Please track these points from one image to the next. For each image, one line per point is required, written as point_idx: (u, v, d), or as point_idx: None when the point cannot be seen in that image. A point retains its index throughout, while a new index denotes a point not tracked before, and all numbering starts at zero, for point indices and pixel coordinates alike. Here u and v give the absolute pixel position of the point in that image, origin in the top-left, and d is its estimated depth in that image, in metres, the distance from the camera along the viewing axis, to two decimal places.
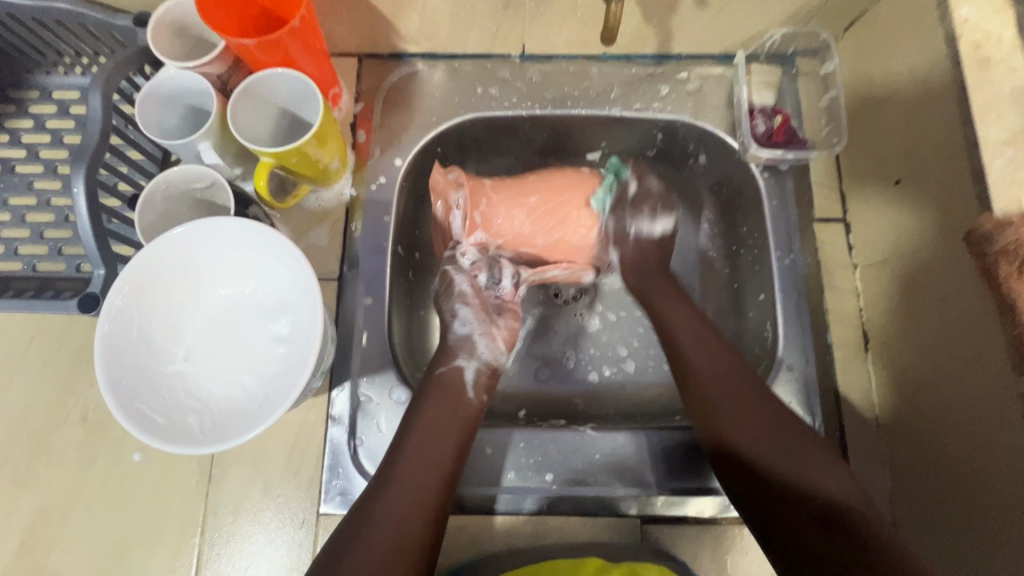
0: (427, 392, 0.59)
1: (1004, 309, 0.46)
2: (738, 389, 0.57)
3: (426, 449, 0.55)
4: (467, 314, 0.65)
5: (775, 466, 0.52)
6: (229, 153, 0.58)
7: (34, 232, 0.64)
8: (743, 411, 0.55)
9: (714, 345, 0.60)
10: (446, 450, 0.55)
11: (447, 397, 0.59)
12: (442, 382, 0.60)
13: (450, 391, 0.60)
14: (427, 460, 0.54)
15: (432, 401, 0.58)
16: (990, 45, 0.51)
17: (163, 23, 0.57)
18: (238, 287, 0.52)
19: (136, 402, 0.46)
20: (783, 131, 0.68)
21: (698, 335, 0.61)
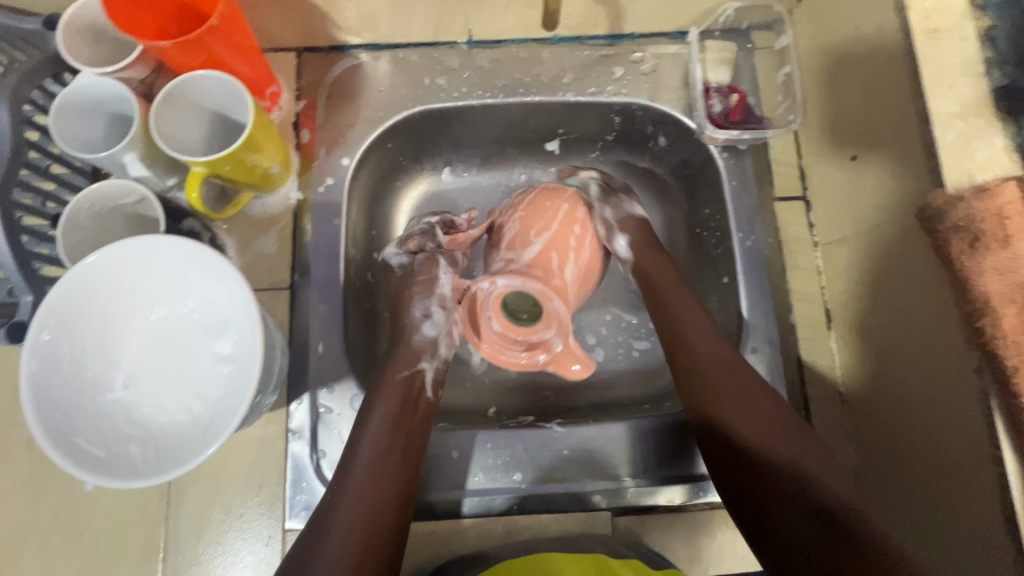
0: (383, 384, 0.57)
1: (956, 285, 0.46)
2: (740, 375, 0.57)
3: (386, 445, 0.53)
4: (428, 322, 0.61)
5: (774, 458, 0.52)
6: (162, 163, 0.55)
7: None
8: (748, 399, 0.56)
9: (715, 339, 0.60)
10: (390, 448, 0.53)
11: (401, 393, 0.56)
12: (399, 385, 0.57)
13: (407, 392, 0.57)
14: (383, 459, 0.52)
15: (387, 396, 0.56)
16: (940, 13, 0.50)
17: (72, 24, 0.53)
18: (175, 307, 0.49)
19: (71, 436, 0.43)
20: (740, 109, 0.67)
21: (704, 325, 0.61)
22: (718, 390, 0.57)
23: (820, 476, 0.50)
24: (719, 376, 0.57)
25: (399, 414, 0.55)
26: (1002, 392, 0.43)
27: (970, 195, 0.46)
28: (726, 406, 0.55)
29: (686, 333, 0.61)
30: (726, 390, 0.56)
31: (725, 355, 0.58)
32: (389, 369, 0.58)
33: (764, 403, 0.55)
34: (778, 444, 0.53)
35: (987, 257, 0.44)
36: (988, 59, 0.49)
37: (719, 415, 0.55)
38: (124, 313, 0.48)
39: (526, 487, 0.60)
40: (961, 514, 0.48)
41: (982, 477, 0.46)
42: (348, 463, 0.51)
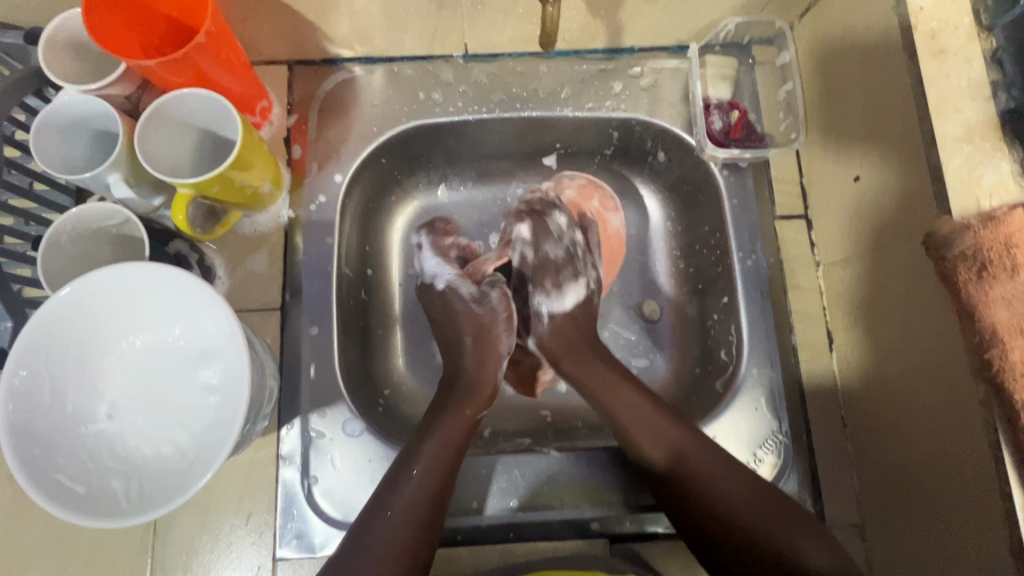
0: (442, 420, 0.57)
1: (963, 315, 0.45)
2: (642, 409, 0.56)
3: (428, 486, 0.52)
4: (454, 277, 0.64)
5: (718, 504, 0.52)
6: (148, 183, 0.53)
7: None
8: (700, 455, 0.54)
9: (631, 395, 0.57)
10: (433, 493, 0.52)
11: (455, 434, 0.56)
12: (458, 416, 0.57)
13: (462, 425, 0.57)
14: (421, 504, 0.51)
15: (441, 436, 0.55)
16: (946, 34, 0.49)
17: (54, 40, 0.51)
18: (160, 335, 0.48)
19: (51, 472, 0.42)
20: (740, 126, 0.66)
21: (619, 383, 0.58)
22: (624, 425, 0.56)
23: (759, 518, 0.50)
24: (678, 430, 0.55)
25: (464, 437, 0.56)
26: (1010, 426, 0.42)
27: (977, 223, 0.44)
28: (640, 439, 0.55)
29: (585, 371, 0.59)
30: (626, 412, 0.56)
31: (631, 398, 0.57)
32: (452, 405, 0.58)
33: (707, 464, 0.53)
34: (690, 460, 0.54)
35: (995, 288, 0.43)
36: (995, 81, 0.48)
37: (630, 440, 0.55)
38: (107, 342, 0.47)
39: (521, 514, 0.58)
40: (968, 559, 0.48)
41: (989, 515, 0.45)
42: (382, 505, 0.51)
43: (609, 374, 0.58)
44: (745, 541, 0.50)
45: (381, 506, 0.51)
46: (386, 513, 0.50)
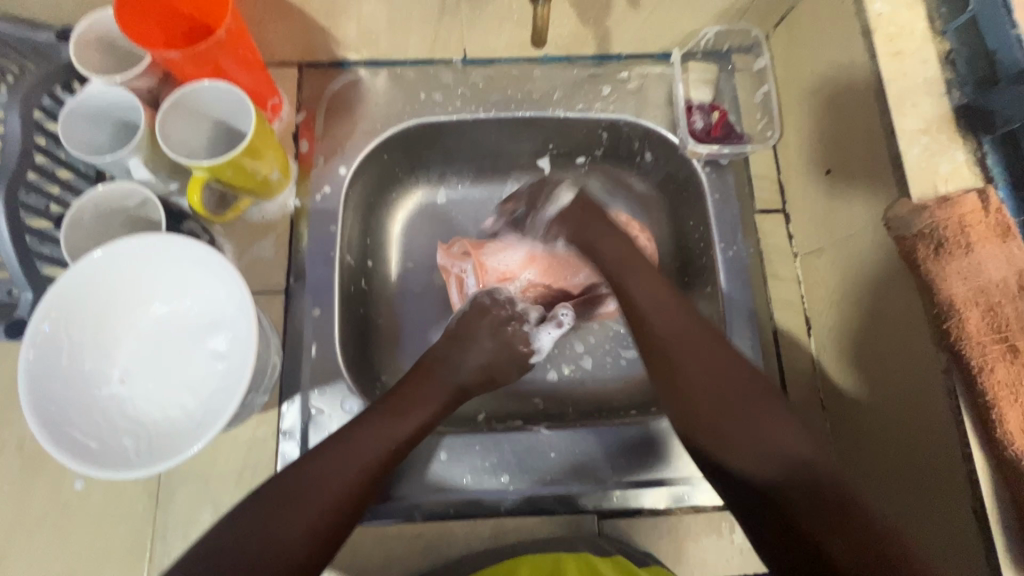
0: (426, 394, 0.58)
1: (925, 290, 0.48)
2: (716, 360, 0.54)
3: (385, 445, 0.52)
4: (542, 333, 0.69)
5: (732, 406, 0.51)
6: (164, 168, 0.57)
7: None
8: (734, 377, 0.53)
9: (657, 282, 0.60)
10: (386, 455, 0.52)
11: (432, 404, 0.58)
12: (442, 381, 0.60)
13: (450, 387, 0.60)
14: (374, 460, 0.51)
15: (417, 406, 0.57)
16: (903, 38, 0.54)
17: (86, 38, 0.55)
18: (173, 305, 0.51)
19: (65, 428, 0.44)
20: (721, 126, 0.71)
21: (662, 305, 0.58)
22: (675, 359, 0.55)
23: (775, 431, 0.49)
24: (697, 374, 0.53)
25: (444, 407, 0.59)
26: (971, 389, 0.46)
27: (934, 204, 0.48)
28: (691, 379, 0.53)
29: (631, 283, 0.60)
30: (692, 367, 0.54)
31: (710, 351, 0.55)
32: (439, 375, 0.60)
33: (717, 385, 0.52)
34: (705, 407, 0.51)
35: (950, 263, 0.47)
36: (949, 80, 0.53)
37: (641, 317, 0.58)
38: (124, 309, 0.50)
39: (512, 489, 0.60)
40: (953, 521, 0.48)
41: (953, 475, 0.48)
42: (327, 450, 0.50)
43: (657, 312, 0.58)
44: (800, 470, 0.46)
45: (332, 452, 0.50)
46: (325, 458, 0.49)
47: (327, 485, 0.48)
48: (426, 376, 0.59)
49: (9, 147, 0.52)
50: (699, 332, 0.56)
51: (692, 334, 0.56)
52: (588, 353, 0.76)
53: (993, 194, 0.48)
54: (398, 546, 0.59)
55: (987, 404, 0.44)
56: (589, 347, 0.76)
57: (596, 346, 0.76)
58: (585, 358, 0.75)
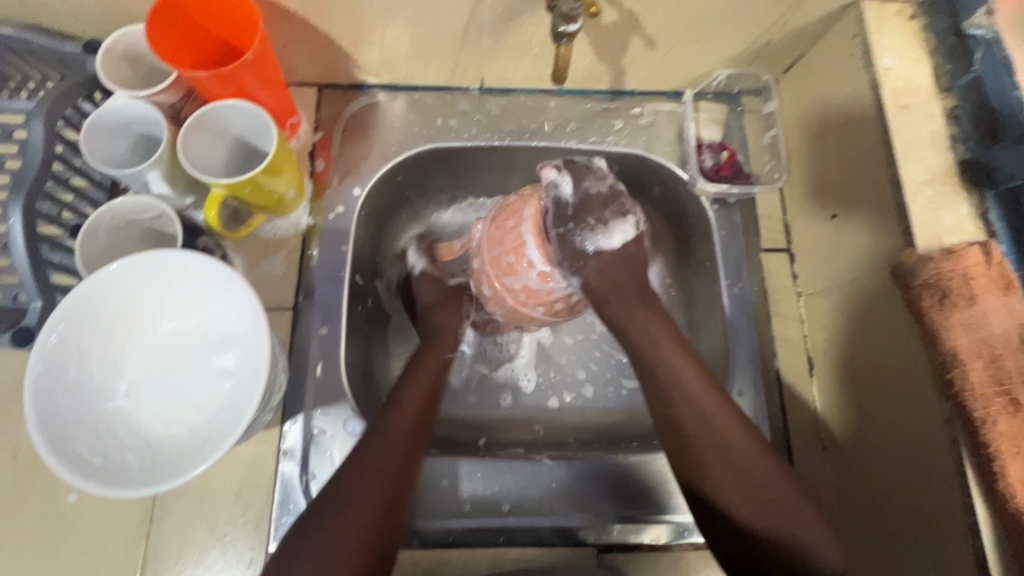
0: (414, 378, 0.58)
1: (929, 339, 0.49)
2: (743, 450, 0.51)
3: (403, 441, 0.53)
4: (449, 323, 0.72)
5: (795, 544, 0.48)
6: (182, 182, 0.58)
7: None
8: (789, 513, 0.49)
9: (670, 341, 0.55)
10: (410, 457, 0.53)
11: (422, 393, 0.57)
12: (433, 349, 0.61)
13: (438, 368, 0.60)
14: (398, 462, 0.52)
15: (411, 395, 0.57)
16: (908, 93, 0.57)
17: (113, 51, 0.56)
18: (183, 320, 0.51)
19: (69, 443, 0.44)
20: (729, 165, 0.72)
21: (697, 404, 0.52)
22: (705, 462, 0.51)
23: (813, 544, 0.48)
24: (716, 460, 0.51)
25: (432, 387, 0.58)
26: (972, 440, 0.47)
27: (938, 255, 0.50)
28: (716, 473, 0.50)
29: (656, 364, 0.54)
30: (716, 459, 0.51)
31: (742, 447, 0.51)
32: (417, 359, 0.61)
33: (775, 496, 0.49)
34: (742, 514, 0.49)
35: (955, 314, 0.48)
36: (953, 135, 0.55)
37: (673, 410, 0.53)
38: (136, 323, 0.50)
39: (511, 518, 0.60)
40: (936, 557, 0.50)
41: (950, 518, 0.48)
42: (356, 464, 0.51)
43: (680, 399, 0.53)
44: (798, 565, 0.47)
45: (357, 457, 0.51)
46: (359, 467, 0.50)
47: (363, 498, 0.49)
48: (420, 364, 0.60)
49: (31, 158, 0.53)
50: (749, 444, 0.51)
51: (728, 438, 0.51)
52: (589, 381, 0.76)
53: (996, 249, 0.49)
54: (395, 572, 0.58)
55: (989, 455, 0.45)
56: (590, 375, 0.76)
57: (598, 374, 0.76)
58: (586, 386, 0.76)
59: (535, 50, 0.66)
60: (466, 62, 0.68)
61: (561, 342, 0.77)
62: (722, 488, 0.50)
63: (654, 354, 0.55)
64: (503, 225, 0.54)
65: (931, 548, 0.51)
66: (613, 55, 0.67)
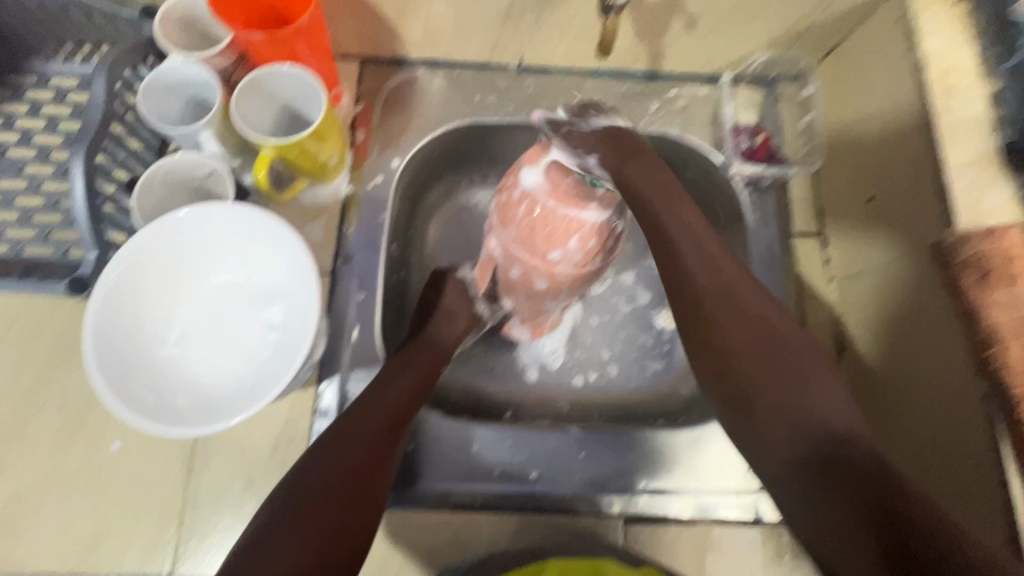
0: (409, 362, 0.61)
1: (967, 316, 0.50)
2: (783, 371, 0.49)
3: (393, 415, 0.55)
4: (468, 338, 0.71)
5: (822, 428, 0.46)
6: (232, 144, 0.59)
7: (41, 232, 0.63)
8: (824, 392, 0.48)
9: (690, 212, 0.53)
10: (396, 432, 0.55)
11: (419, 373, 0.60)
12: (430, 348, 0.64)
13: (427, 364, 0.62)
14: (384, 435, 0.54)
15: (406, 374, 0.59)
16: (954, 76, 0.57)
17: (170, 15, 0.58)
18: (232, 274, 0.53)
19: (125, 382, 0.45)
20: (764, 149, 0.72)
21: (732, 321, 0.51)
22: (715, 316, 0.51)
23: (830, 411, 0.47)
24: (755, 351, 0.50)
25: (423, 383, 0.60)
26: (1006, 417, 0.47)
27: (980, 235, 0.50)
28: (736, 330, 0.50)
29: (718, 321, 0.50)
30: (750, 353, 0.50)
31: (759, 306, 0.51)
32: (411, 355, 0.62)
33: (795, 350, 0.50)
34: (830, 420, 0.46)
35: (994, 292, 0.48)
36: (997, 119, 0.56)
37: (685, 265, 0.52)
38: (185, 275, 0.51)
39: (540, 486, 0.61)
40: None
41: (984, 495, 0.49)
42: (335, 443, 0.52)
43: (735, 320, 0.50)
44: (834, 446, 0.45)
45: (338, 436, 0.52)
46: (339, 448, 0.51)
47: (339, 484, 0.50)
48: (411, 361, 0.61)
49: (92, 114, 0.55)
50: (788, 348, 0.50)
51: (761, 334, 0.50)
52: (614, 360, 0.77)
53: None
54: (422, 533, 0.59)
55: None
56: (616, 355, 0.77)
57: (624, 354, 0.77)
58: (610, 365, 0.76)
59: (576, 28, 0.67)
60: (508, 39, 0.69)
61: (590, 321, 0.78)
62: (740, 355, 0.50)
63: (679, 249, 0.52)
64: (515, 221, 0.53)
65: (962, 529, 0.51)
66: (654, 34, 0.68)
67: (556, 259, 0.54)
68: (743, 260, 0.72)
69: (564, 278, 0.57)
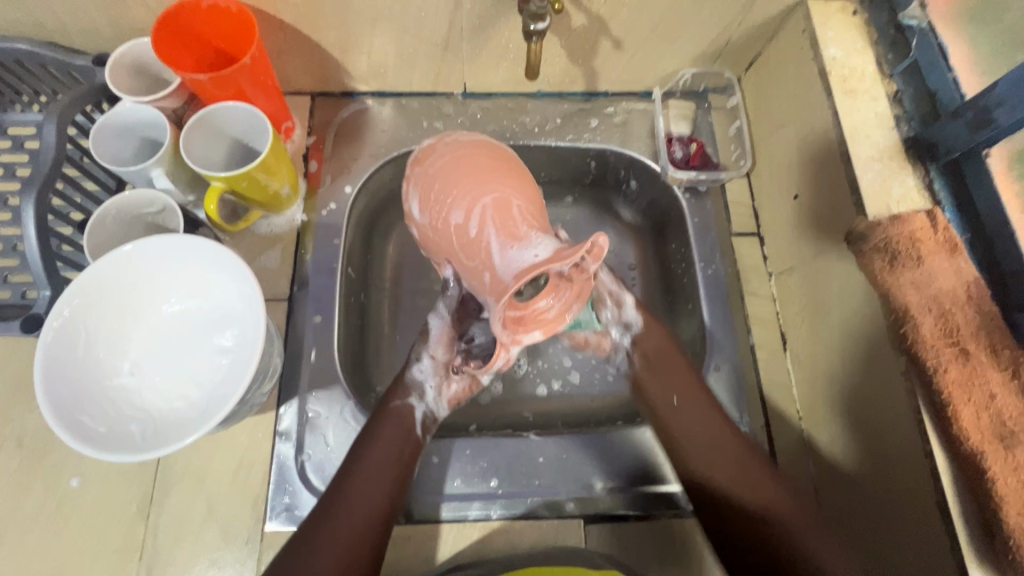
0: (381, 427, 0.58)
1: (883, 299, 0.53)
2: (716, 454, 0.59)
3: (381, 476, 0.55)
4: (425, 363, 0.63)
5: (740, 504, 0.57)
6: (184, 180, 0.62)
7: None
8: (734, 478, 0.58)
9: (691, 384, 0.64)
10: (389, 493, 0.55)
11: (397, 431, 0.58)
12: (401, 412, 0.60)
13: (402, 428, 0.59)
14: (373, 491, 0.54)
15: (386, 438, 0.57)
16: (855, 79, 0.62)
17: (121, 61, 0.61)
18: (184, 304, 0.54)
19: (76, 413, 0.46)
20: (698, 156, 0.76)
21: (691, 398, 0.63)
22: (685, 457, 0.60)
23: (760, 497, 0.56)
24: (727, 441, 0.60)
25: (402, 447, 0.58)
26: (927, 389, 0.50)
27: (887, 221, 0.54)
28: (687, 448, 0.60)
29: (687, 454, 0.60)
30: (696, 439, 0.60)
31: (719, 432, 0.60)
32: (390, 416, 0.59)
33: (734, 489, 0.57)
34: (718, 475, 0.58)
35: (904, 273, 0.52)
36: (897, 115, 0.60)
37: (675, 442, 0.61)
38: (136, 307, 0.53)
39: (501, 493, 0.62)
40: (897, 511, 0.54)
41: (916, 467, 0.51)
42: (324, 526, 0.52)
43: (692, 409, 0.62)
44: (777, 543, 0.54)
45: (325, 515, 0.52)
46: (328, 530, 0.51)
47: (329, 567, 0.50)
48: (389, 424, 0.58)
49: (44, 158, 0.57)
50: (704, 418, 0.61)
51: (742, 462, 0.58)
52: (576, 367, 0.78)
53: (940, 214, 0.54)
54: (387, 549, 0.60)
55: (944, 402, 0.48)
56: (577, 361, 0.78)
57: (584, 361, 0.78)
58: (573, 372, 0.77)
59: (511, 54, 0.71)
60: (449, 67, 0.73)
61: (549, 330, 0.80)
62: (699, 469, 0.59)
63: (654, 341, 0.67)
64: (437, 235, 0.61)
65: (902, 509, 0.53)
66: (585, 56, 0.72)
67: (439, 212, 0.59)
68: (687, 261, 0.75)
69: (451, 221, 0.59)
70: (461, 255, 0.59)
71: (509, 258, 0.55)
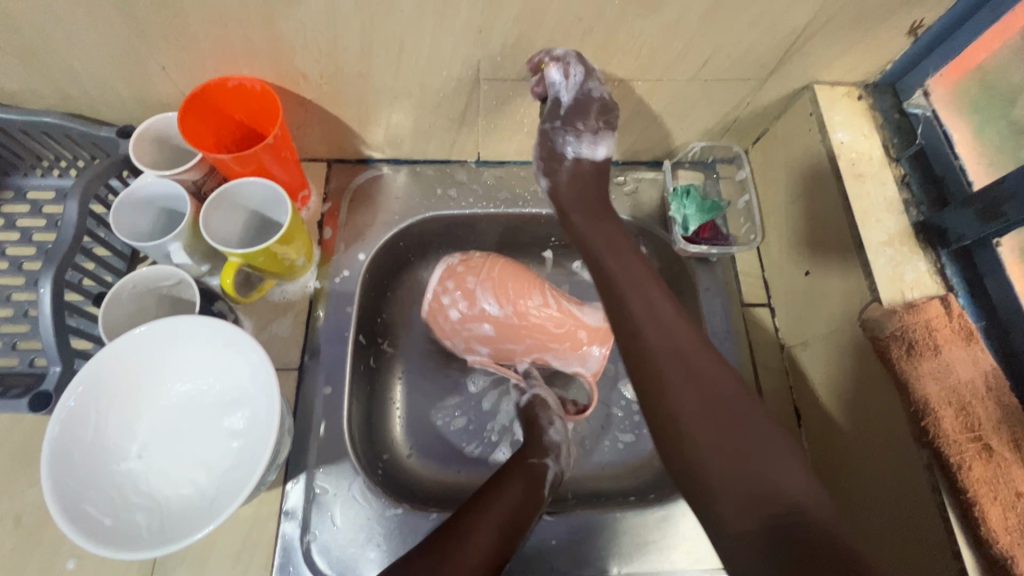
0: (510, 477, 0.60)
1: (901, 388, 0.53)
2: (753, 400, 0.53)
3: (504, 529, 0.55)
4: (559, 424, 0.68)
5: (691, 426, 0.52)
6: (200, 251, 0.62)
7: (6, 343, 0.64)
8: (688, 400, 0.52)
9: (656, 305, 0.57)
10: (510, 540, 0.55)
11: (522, 483, 0.60)
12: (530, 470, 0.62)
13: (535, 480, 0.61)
14: (500, 535, 0.55)
15: (514, 486, 0.59)
16: (863, 164, 0.63)
17: (144, 135, 0.62)
18: (196, 383, 0.54)
19: (82, 505, 0.45)
20: (708, 227, 0.75)
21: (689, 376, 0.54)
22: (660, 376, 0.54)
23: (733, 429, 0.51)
24: (711, 427, 0.51)
25: (525, 497, 0.59)
26: (952, 487, 0.50)
27: (902, 309, 0.54)
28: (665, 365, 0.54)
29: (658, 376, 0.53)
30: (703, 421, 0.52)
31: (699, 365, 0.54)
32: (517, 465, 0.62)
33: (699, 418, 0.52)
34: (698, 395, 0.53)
35: (922, 363, 0.52)
36: (906, 200, 0.62)
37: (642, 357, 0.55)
38: (146, 387, 0.52)
39: None
40: None
41: (940, 567, 0.50)
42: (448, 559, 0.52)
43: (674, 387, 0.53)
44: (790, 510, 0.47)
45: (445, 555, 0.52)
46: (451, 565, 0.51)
47: None
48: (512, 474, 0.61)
49: (64, 232, 0.58)
50: (735, 395, 0.53)
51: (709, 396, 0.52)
52: (585, 435, 0.76)
53: (954, 302, 0.54)
54: None
55: (970, 501, 0.48)
56: (586, 428, 0.76)
57: (594, 427, 0.77)
58: (582, 439, 0.75)
59: (526, 128, 0.73)
60: (464, 139, 0.74)
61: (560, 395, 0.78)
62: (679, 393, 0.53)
63: (632, 309, 0.57)
64: (505, 325, 0.66)
65: None
66: None
67: (514, 310, 0.66)
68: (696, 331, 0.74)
69: (529, 305, 0.66)
70: (545, 330, 0.67)
71: (590, 312, 0.68)
